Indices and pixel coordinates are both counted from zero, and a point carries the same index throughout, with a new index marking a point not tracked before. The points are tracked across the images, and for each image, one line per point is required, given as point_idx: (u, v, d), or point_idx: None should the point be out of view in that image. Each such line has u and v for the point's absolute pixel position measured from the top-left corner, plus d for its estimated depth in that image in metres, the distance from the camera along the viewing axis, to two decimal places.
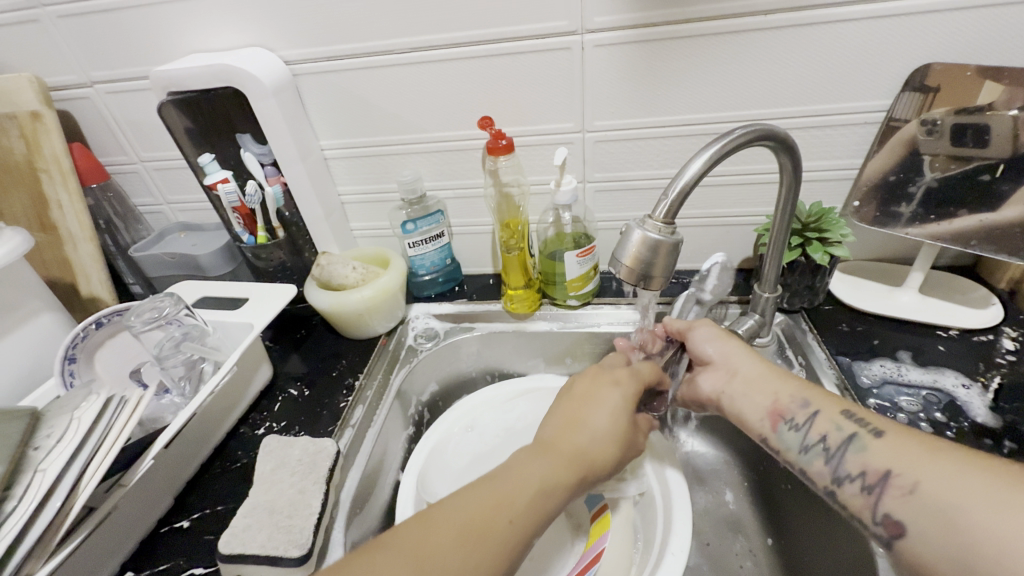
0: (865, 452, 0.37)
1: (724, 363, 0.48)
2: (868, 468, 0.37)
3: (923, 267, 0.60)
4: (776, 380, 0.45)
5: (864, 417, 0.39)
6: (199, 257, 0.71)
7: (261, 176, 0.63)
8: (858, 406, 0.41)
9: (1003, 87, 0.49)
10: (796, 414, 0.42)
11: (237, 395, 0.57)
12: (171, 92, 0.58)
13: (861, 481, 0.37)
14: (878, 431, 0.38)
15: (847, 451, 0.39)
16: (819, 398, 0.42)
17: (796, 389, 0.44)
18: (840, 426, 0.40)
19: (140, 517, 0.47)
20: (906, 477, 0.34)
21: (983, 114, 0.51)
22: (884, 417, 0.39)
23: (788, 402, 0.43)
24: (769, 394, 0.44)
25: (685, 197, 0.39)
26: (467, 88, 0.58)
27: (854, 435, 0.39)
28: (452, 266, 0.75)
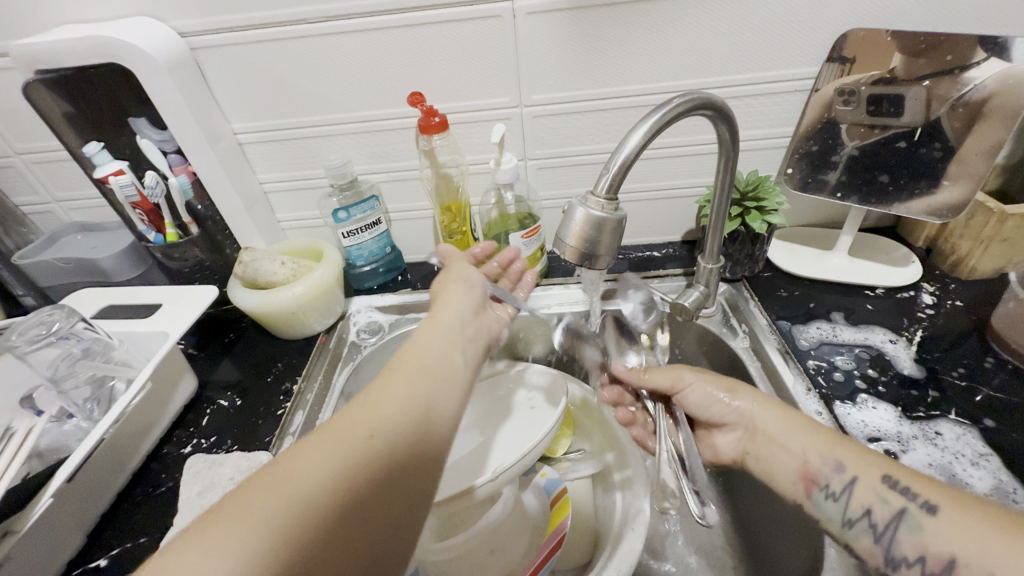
0: (921, 533, 0.34)
1: (739, 419, 0.45)
2: (927, 554, 0.33)
3: (852, 231, 0.62)
4: (793, 437, 0.41)
5: (912, 486, 0.36)
6: (101, 260, 0.63)
7: (164, 166, 0.55)
8: (901, 470, 0.37)
9: (912, 55, 0.51)
10: (831, 481, 0.39)
11: (154, 414, 0.51)
12: (39, 70, 0.50)
13: (920, 568, 0.34)
14: (931, 507, 0.34)
15: (899, 530, 0.35)
16: (855, 461, 0.38)
17: (827, 448, 0.40)
18: (885, 499, 0.36)
19: (45, 562, 0.41)
20: (976, 568, 0.31)
21: (895, 84, 0.53)
22: (930, 482, 0.35)
23: (819, 464, 0.40)
24: (796, 456, 0.41)
25: (627, 171, 0.38)
26: (394, 61, 0.54)
27: (903, 511, 0.35)
28: (393, 255, 0.70)
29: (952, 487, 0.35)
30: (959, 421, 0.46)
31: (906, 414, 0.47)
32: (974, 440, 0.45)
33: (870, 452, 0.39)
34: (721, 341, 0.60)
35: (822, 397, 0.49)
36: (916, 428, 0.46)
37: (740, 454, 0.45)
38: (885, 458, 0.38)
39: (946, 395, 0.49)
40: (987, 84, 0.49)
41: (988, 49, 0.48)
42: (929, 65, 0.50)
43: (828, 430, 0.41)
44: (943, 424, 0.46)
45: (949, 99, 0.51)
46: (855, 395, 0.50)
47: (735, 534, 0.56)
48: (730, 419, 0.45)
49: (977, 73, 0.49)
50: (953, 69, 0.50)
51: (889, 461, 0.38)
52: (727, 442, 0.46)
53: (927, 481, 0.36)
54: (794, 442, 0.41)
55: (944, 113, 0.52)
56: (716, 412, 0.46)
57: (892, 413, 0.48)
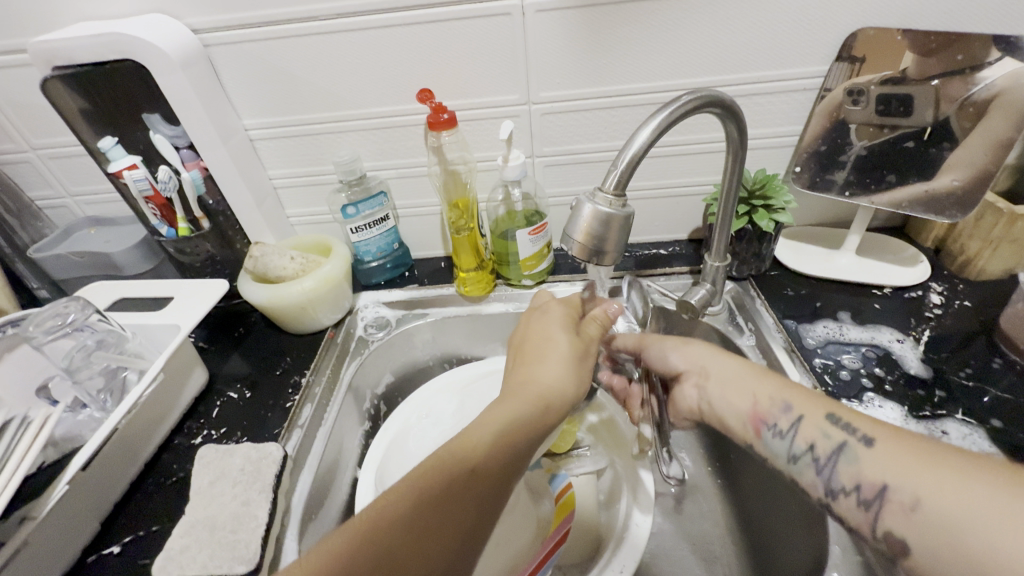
0: (858, 462, 0.34)
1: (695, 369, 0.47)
2: (863, 481, 0.34)
3: (860, 230, 0.62)
4: (749, 384, 0.43)
5: (852, 422, 0.36)
6: (114, 254, 0.64)
7: (176, 161, 0.56)
8: (846, 410, 0.37)
9: (923, 55, 0.51)
10: (779, 421, 0.40)
11: (166, 406, 0.52)
12: (57, 66, 0.51)
13: (856, 495, 0.34)
14: (869, 439, 0.35)
15: (838, 462, 0.36)
16: (802, 402, 0.39)
17: (776, 391, 0.41)
18: (828, 434, 0.37)
19: (62, 548, 0.42)
20: (905, 492, 0.31)
21: (905, 84, 0.53)
22: (872, 420, 0.36)
23: (769, 407, 0.41)
24: (747, 400, 0.42)
25: (635, 167, 0.38)
26: (404, 58, 0.54)
27: (844, 444, 0.36)
28: (401, 251, 0.71)
29: (892, 425, 0.35)
30: (966, 420, 0.46)
31: (913, 413, 0.47)
32: (980, 440, 0.45)
33: (816, 395, 0.40)
34: (727, 339, 0.60)
35: (828, 396, 0.49)
36: (922, 428, 0.46)
37: (698, 405, 0.46)
38: (830, 401, 0.39)
39: (953, 395, 0.49)
40: (997, 84, 0.49)
41: (1001, 47, 0.48)
42: (939, 65, 0.50)
43: (780, 378, 0.42)
44: (950, 423, 0.46)
45: (958, 99, 0.51)
46: (861, 394, 0.50)
47: (739, 532, 0.56)
48: (689, 368, 0.47)
49: (988, 73, 0.49)
50: (963, 69, 0.50)
51: (834, 403, 0.39)
52: (685, 393, 0.47)
53: (869, 418, 0.36)
54: (748, 386, 0.42)
55: (954, 112, 0.52)
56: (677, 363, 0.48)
57: (899, 412, 0.48)
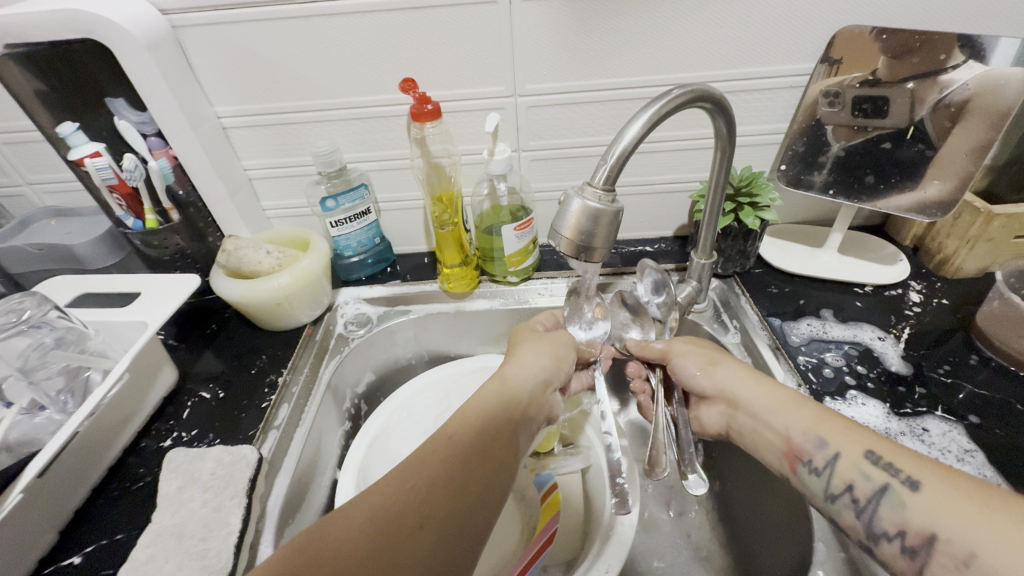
0: (902, 509, 0.33)
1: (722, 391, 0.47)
2: (908, 529, 0.33)
3: (842, 228, 0.62)
4: (784, 414, 0.41)
5: (892, 462, 0.35)
6: (76, 246, 0.60)
7: (143, 149, 0.53)
8: (886, 446, 0.36)
9: (894, 57, 0.51)
10: (814, 457, 0.39)
11: (132, 406, 0.49)
12: (9, 44, 0.47)
13: (901, 542, 0.33)
14: (914, 482, 0.33)
15: (880, 506, 0.34)
16: (837, 438, 0.38)
17: (811, 426, 0.40)
18: (868, 475, 0.35)
19: (16, 559, 0.39)
20: (959, 546, 0.29)
21: (879, 86, 0.53)
22: (915, 457, 0.35)
23: (803, 442, 0.40)
24: (780, 433, 0.41)
25: (625, 162, 0.37)
26: (386, 46, 0.52)
27: (886, 487, 0.34)
28: (382, 246, 0.69)
29: (942, 465, 0.33)
30: (945, 417, 0.47)
31: (894, 411, 0.48)
32: (959, 436, 0.45)
33: (856, 426, 0.38)
34: (712, 337, 0.60)
35: (812, 393, 0.49)
36: (904, 425, 0.47)
37: (728, 430, 0.47)
38: (869, 434, 0.38)
39: (933, 392, 0.49)
40: (969, 85, 0.50)
41: (966, 51, 0.49)
42: (914, 67, 0.51)
43: (816, 408, 0.41)
44: (930, 420, 0.47)
45: (928, 102, 0.52)
46: (844, 391, 0.50)
47: (723, 528, 0.56)
48: (715, 395, 0.47)
49: (957, 75, 0.50)
50: (932, 71, 0.50)
51: (876, 438, 0.37)
52: (715, 414, 0.48)
53: (914, 455, 0.35)
54: (778, 418, 0.42)
55: (927, 114, 0.52)
56: (702, 386, 0.49)
57: (881, 410, 0.48)
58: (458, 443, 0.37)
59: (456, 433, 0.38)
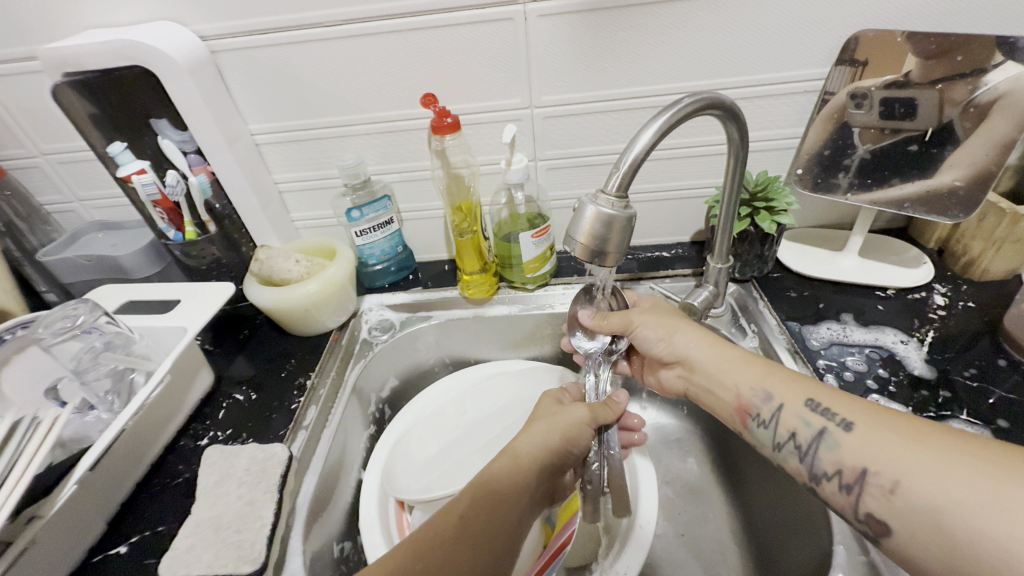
0: (838, 449, 0.36)
1: (681, 356, 0.48)
2: (843, 466, 0.35)
3: (862, 232, 0.62)
4: (731, 369, 0.45)
5: (830, 407, 0.38)
6: (121, 257, 0.64)
7: (184, 165, 0.57)
8: (823, 393, 0.39)
9: (927, 59, 0.51)
10: (762, 410, 0.42)
11: (175, 403, 0.53)
12: (67, 73, 0.51)
13: (838, 480, 0.36)
14: (848, 423, 0.36)
15: (820, 448, 0.37)
16: (782, 391, 0.41)
17: (758, 382, 0.42)
18: (807, 421, 0.38)
19: (69, 549, 0.42)
20: (885, 476, 0.32)
21: (909, 88, 0.53)
22: (846, 403, 0.37)
23: (751, 397, 0.42)
24: (731, 392, 0.44)
25: (637, 169, 0.38)
26: (407, 64, 0.55)
27: (823, 430, 0.37)
28: (405, 254, 0.72)
29: (866, 405, 0.37)
30: (971, 421, 0.46)
31: (917, 414, 0.47)
32: None
33: (797, 379, 0.41)
34: (730, 342, 0.60)
35: None
36: None
37: (688, 390, 0.49)
38: (810, 385, 0.41)
39: (958, 395, 0.49)
40: (1000, 87, 0.49)
41: (1006, 51, 0.48)
42: (939, 69, 0.51)
43: (763, 365, 0.44)
44: (955, 424, 0.46)
45: (962, 102, 0.51)
46: (864, 395, 0.49)
47: (743, 535, 0.56)
48: (673, 359, 0.49)
49: (992, 76, 0.49)
50: (966, 72, 0.50)
51: (814, 388, 0.40)
52: (674, 377, 0.50)
53: (847, 401, 0.38)
54: (729, 377, 0.44)
55: (956, 115, 0.52)
56: (662, 353, 0.50)
57: None
58: (466, 533, 0.35)
59: (479, 504, 0.37)
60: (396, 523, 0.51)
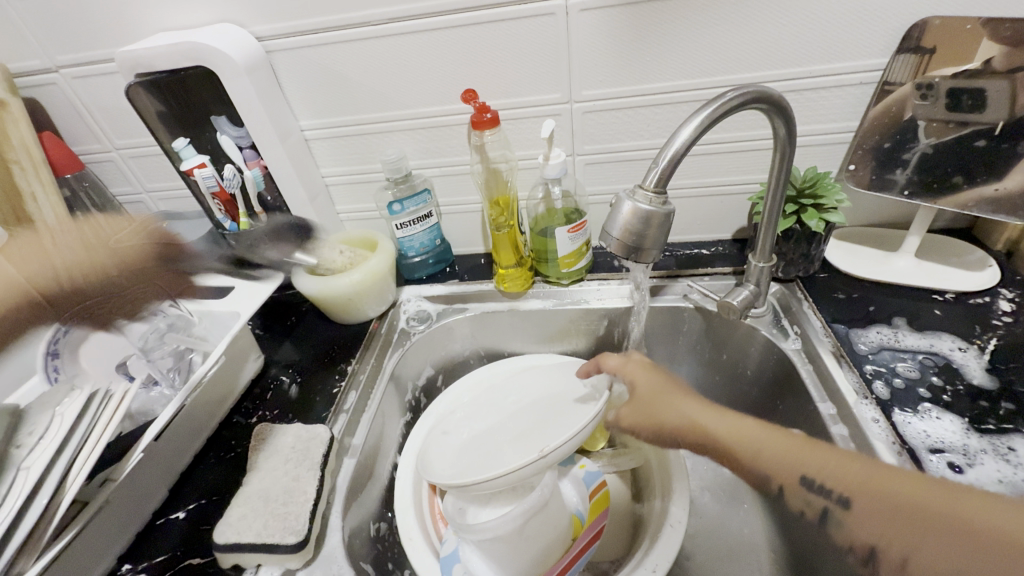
0: (845, 526, 0.34)
1: (686, 427, 0.41)
2: (854, 544, 0.33)
3: (920, 232, 0.59)
4: (724, 433, 0.39)
5: (827, 483, 0.34)
6: (183, 245, 0.69)
7: (239, 160, 0.61)
8: (816, 464, 0.35)
9: (1007, 46, 0.47)
10: (771, 485, 0.37)
11: (226, 388, 0.56)
12: (139, 73, 0.55)
13: (852, 555, 0.33)
14: (846, 500, 0.34)
15: (828, 524, 0.35)
16: (779, 466, 0.36)
17: (767, 456, 0.37)
18: (810, 500, 0.35)
19: (135, 510, 0.46)
20: (896, 558, 0.31)
21: (984, 77, 0.49)
22: (844, 473, 0.34)
23: (762, 475, 0.37)
24: (748, 468, 0.37)
25: (677, 165, 0.38)
26: (449, 61, 0.56)
27: (827, 510, 0.34)
28: (443, 247, 0.73)
29: (864, 475, 0.33)
30: None
31: (974, 426, 0.45)
32: None
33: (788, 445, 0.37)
34: (771, 343, 0.58)
35: (879, 405, 0.47)
36: (985, 442, 0.43)
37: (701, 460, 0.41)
38: (804, 452, 0.36)
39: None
40: None
41: None
42: (1020, 57, 0.47)
43: (763, 431, 0.38)
44: (1018, 439, 0.43)
45: None
46: (915, 404, 0.47)
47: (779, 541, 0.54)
48: (676, 429, 0.42)
49: None
50: None
51: (806, 454, 0.36)
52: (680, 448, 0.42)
53: (842, 471, 0.34)
54: (749, 449, 0.37)
55: None
56: (667, 420, 0.43)
57: (959, 425, 0.45)
58: None
59: None
60: (428, 507, 0.55)
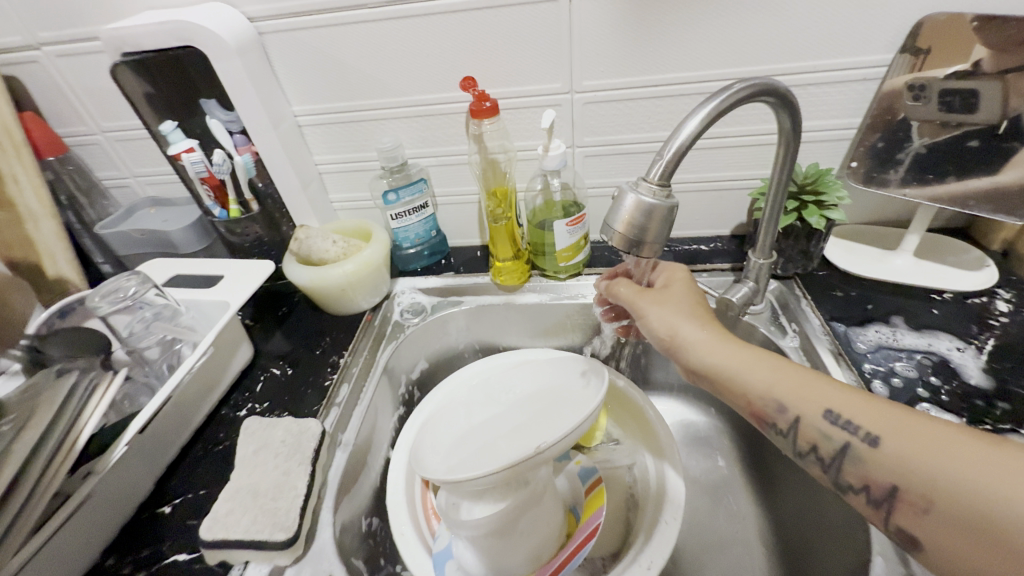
0: (863, 465, 0.33)
1: (687, 348, 0.42)
2: (870, 483, 0.33)
3: (919, 231, 0.58)
4: (741, 365, 0.40)
5: (850, 418, 0.35)
6: (170, 232, 0.67)
7: (230, 145, 0.59)
8: (838, 400, 0.36)
9: (997, 49, 0.47)
10: (776, 421, 0.38)
11: (219, 374, 0.55)
12: (126, 52, 0.53)
13: (865, 494, 0.34)
14: (873, 438, 0.33)
15: (844, 464, 0.35)
16: (794, 400, 0.37)
17: (772, 389, 0.38)
18: (828, 436, 0.35)
19: (120, 503, 0.45)
20: (915, 493, 0.31)
21: (975, 79, 0.49)
22: (865, 409, 0.35)
23: (764, 406, 0.39)
24: (741, 398, 0.40)
25: (681, 158, 0.37)
26: (447, 48, 0.55)
27: (846, 447, 0.34)
28: (438, 239, 0.72)
29: (885, 409, 0.34)
30: None
31: (971, 426, 0.45)
32: None
33: (811, 381, 0.38)
34: (769, 340, 0.58)
35: None
36: None
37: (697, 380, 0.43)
38: (825, 389, 0.37)
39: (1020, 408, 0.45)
40: None
41: None
42: (1011, 58, 0.47)
43: (775, 365, 0.39)
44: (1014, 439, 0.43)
45: None
46: (913, 403, 0.47)
47: (773, 538, 0.55)
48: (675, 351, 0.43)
49: None
50: None
51: (825, 392, 0.37)
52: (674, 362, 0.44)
53: (865, 408, 0.35)
54: (747, 378, 0.39)
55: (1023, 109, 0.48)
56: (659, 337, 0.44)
57: (956, 424, 0.45)
58: None
59: None
60: (421, 505, 0.54)
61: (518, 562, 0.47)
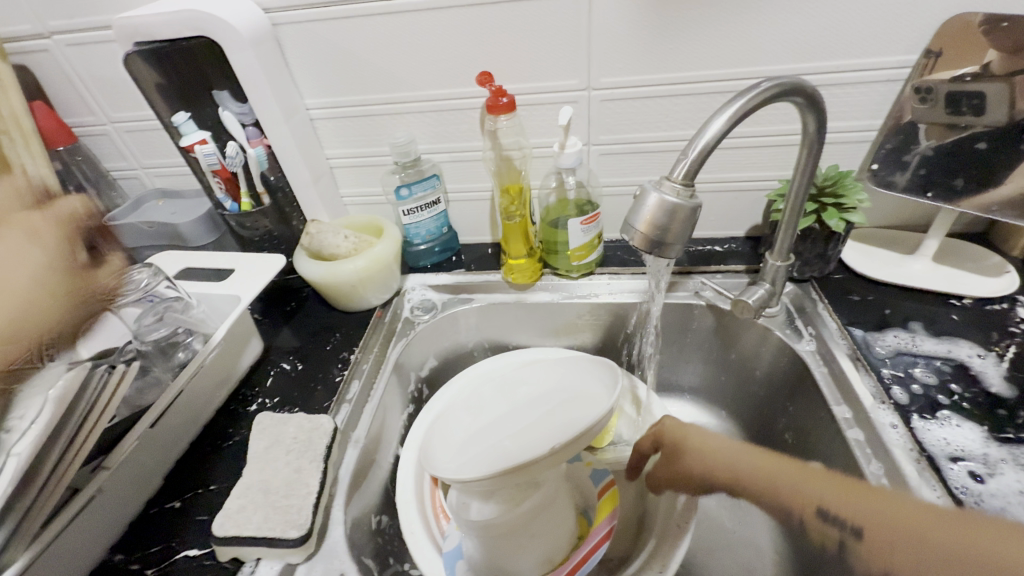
0: (860, 543, 0.36)
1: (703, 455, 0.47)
2: (869, 567, 0.35)
3: (939, 235, 0.58)
4: (744, 464, 0.43)
5: (840, 512, 0.37)
6: (180, 225, 0.67)
7: (242, 137, 0.58)
8: (825, 489, 0.39)
9: (1008, 50, 0.46)
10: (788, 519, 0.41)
11: (225, 370, 0.55)
12: (138, 41, 0.53)
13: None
14: (857, 530, 0.36)
15: (844, 547, 0.37)
16: (790, 498, 0.40)
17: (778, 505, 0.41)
18: (823, 523, 0.38)
19: (130, 497, 0.45)
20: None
21: (984, 80, 0.48)
22: (851, 497, 0.37)
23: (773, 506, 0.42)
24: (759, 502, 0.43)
25: (706, 157, 0.36)
26: (463, 43, 0.54)
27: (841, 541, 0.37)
28: (449, 235, 0.71)
29: (866, 491, 0.37)
30: None
31: (993, 435, 0.44)
32: None
33: (803, 468, 0.40)
34: (784, 344, 0.57)
35: (896, 410, 0.46)
36: (1005, 451, 0.43)
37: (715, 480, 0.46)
38: (816, 473, 0.40)
39: None
40: None
41: None
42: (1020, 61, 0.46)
43: (769, 454, 0.43)
44: None
45: None
46: (933, 410, 0.46)
47: None
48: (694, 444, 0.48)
49: None
50: None
51: (819, 475, 0.39)
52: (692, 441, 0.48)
53: (850, 495, 0.37)
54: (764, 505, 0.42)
55: None
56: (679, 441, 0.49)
57: (979, 433, 0.44)
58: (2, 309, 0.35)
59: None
60: (430, 503, 0.53)
61: (528, 561, 0.47)
